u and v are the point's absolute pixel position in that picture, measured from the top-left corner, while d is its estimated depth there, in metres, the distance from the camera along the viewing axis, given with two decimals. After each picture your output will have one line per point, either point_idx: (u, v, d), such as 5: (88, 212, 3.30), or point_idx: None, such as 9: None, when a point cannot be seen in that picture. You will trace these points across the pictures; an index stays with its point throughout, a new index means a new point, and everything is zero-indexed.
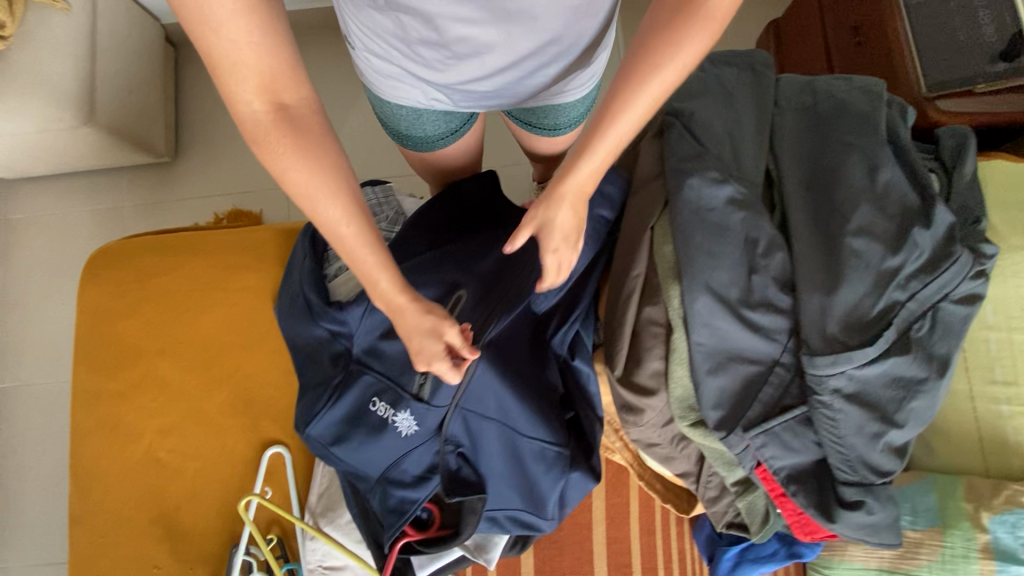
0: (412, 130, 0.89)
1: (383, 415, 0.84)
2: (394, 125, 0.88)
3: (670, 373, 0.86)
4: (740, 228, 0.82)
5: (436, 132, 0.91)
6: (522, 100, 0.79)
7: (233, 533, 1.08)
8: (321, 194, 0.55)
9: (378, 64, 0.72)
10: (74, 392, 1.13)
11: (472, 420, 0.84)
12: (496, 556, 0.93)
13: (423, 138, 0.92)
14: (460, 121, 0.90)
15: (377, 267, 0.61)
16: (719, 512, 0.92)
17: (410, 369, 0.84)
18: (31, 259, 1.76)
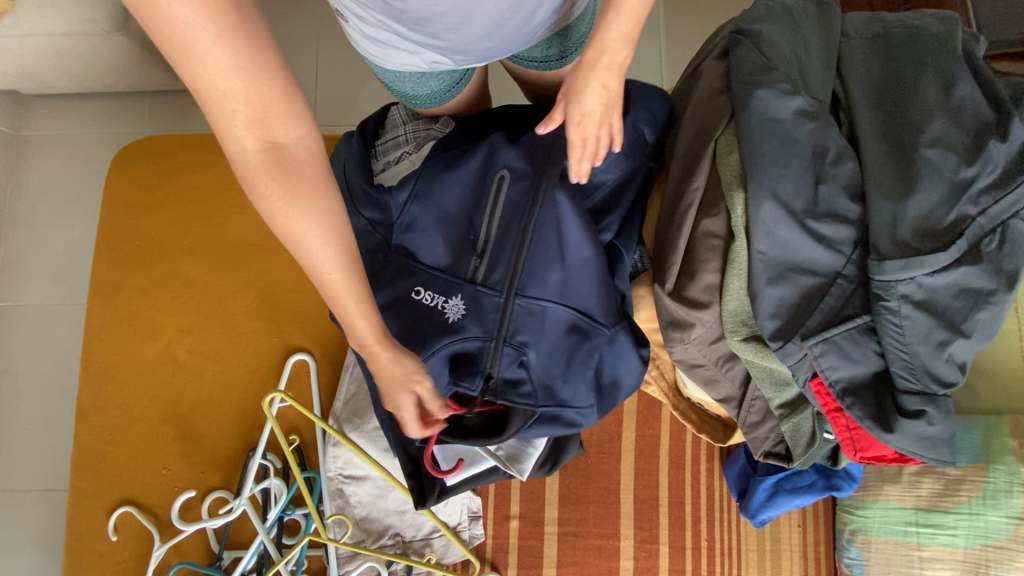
0: (419, 90, 0.86)
1: (430, 302, 0.84)
2: (400, 88, 0.86)
3: (725, 285, 0.84)
4: (809, 139, 0.80)
5: (443, 87, 0.86)
6: (525, 47, 0.77)
7: (249, 440, 1.05)
8: (310, 241, 0.56)
9: (373, 34, 0.71)
10: (93, 284, 1.09)
11: (526, 307, 0.83)
12: (528, 468, 0.91)
13: (431, 95, 0.88)
14: (463, 70, 0.85)
15: (360, 315, 0.62)
16: (759, 439, 0.90)
17: (462, 257, 0.85)
18: (42, 179, 1.70)
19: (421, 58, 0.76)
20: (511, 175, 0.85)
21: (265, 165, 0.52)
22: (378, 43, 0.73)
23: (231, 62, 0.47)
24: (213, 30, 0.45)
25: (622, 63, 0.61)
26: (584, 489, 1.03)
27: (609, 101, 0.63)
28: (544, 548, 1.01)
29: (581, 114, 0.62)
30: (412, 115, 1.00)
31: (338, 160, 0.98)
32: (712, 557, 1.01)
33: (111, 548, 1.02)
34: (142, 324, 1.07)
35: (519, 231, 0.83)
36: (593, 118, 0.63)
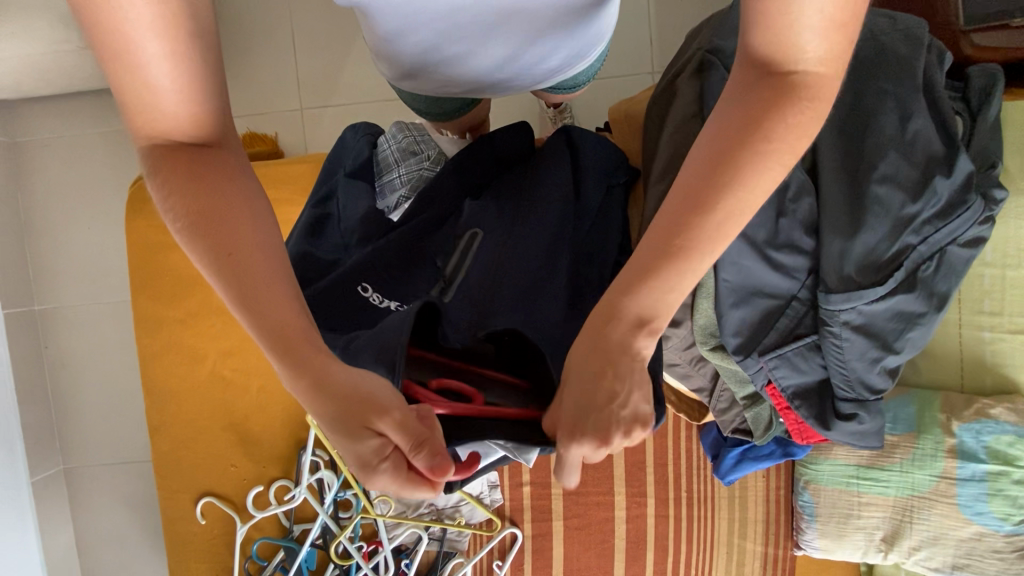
0: (432, 108, 0.97)
1: (377, 304, 0.76)
2: (416, 104, 0.96)
3: (696, 306, 0.94)
4: None
5: (454, 107, 0.97)
6: (535, 80, 0.86)
7: (299, 438, 1.24)
8: (207, 212, 0.52)
9: (407, 72, 0.83)
10: (135, 317, 1.21)
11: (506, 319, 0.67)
12: None
13: (443, 113, 0.99)
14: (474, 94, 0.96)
15: (256, 289, 0.52)
16: (727, 420, 1.06)
17: (426, 268, 0.79)
18: (48, 185, 1.77)
19: (446, 88, 0.87)
20: (485, 234, 0.77)
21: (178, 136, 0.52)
22: (413, 79, 0.84)
23: (172, 79, 0.49)
24: (162, 48, 0.48)
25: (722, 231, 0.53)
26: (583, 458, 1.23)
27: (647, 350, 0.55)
28: (552, 504, 1.23)
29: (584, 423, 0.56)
30: (402, 154, 1.01)
31: (336, 192, 1.00)
32: (690, 503, 1.23)
33: (202, 529, 1.25)
34: (187, 349, 1.22)
35: (496, 265, 0.73)
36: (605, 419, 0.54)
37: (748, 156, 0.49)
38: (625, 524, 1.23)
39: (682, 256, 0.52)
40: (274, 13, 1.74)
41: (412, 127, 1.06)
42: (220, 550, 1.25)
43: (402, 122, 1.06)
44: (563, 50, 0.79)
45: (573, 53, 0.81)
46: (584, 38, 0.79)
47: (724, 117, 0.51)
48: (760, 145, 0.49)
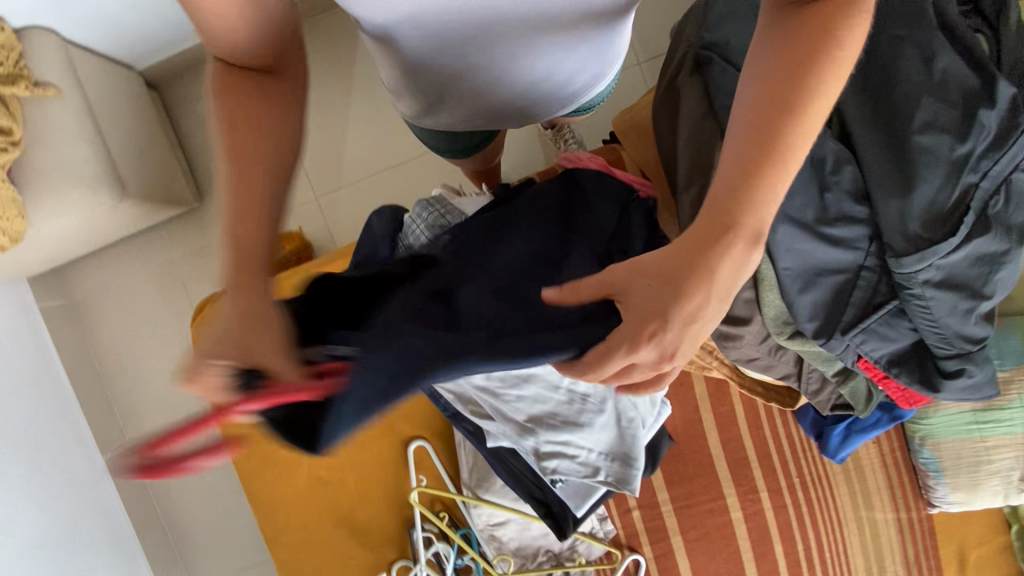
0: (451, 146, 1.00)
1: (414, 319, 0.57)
2: (436, 144, 0.99)
3: (761, 299, 0.93)
4: (804, 150, 0.85)
5: (472, 142, 1.00)
6: (556, 93, 0.83)
7: (406, 517, 1.26)
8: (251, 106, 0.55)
9: (425, 99, 0.81)
10: (227, 441, 1.27)
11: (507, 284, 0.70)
12: (637, 484, 1.07)
13: (462, 150, 1.02)
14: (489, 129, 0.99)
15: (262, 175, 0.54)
16: (823, 400, 1.03)
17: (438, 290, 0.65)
18: (112, 331, 1.89)
19: (461, 112, 0.85)
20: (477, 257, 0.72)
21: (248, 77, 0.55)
22: (428, 104, 0.82)
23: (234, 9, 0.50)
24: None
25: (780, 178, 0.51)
26: (684, 469, 1.21)
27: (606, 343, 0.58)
28: (665, 522, 1.22)
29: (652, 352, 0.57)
30: (433, 231, 1.03)
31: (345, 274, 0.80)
32: (806, 487, 1.19)
33: None
34: (280, 459, 1.26)
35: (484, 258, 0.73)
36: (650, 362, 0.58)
37: (807, 84, 0.48)
38: (744, 524, 1.20)
39: (757, 194, 0.51)
40: None
41: (435, 200, 1.08)
42: None
43: (429, 196, 1.08)
44: (587, 68, 0.79)
45: (593, 70, 0.81)
46: (601, 51, 0.77)
47: (771, 55, 0.49)
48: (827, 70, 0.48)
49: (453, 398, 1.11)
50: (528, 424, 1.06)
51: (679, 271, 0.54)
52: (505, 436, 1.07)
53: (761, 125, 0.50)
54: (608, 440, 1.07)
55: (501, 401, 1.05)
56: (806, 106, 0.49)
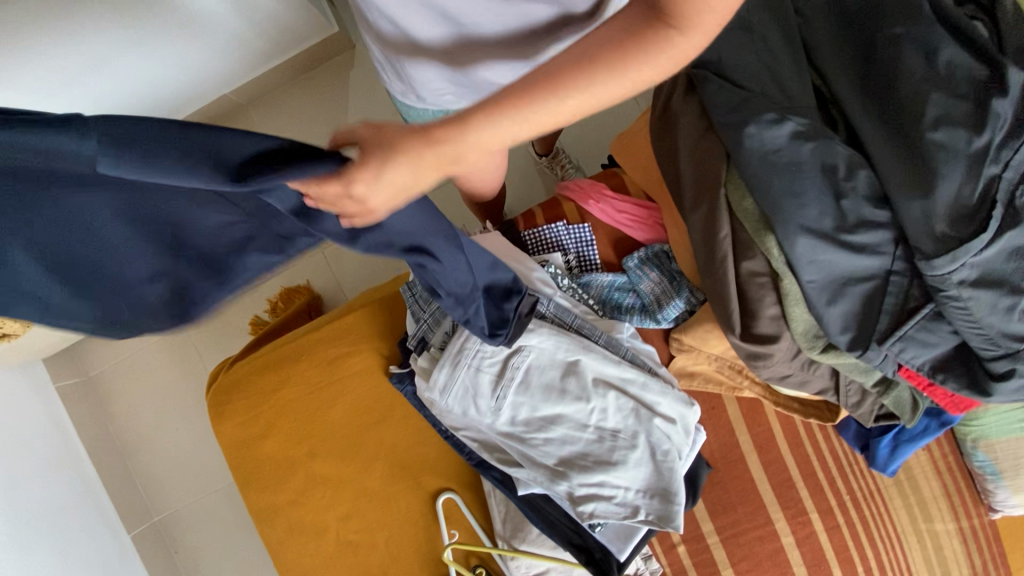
0: None
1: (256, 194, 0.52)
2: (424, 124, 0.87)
3: (788, 314, 0.89)
4: (813, 159, 0.82)
5: None
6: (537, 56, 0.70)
7: None
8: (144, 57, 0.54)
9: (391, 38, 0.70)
10: (250, 512, 1.22)
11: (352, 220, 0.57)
12: (680, 520, 1.02)
13: None
14: None
15: None
16: (865, 413, 0.98)
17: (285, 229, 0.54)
18: (133, 403, 1.91)
19: (428, 72, 0.73)
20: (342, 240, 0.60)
21: None
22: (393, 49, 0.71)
23: None
24: None
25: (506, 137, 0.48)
26: (726, 496, 1.15)
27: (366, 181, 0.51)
28: (714, 556, 1.16)
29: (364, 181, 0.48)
30: None
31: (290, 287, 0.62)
32: (858, 504, 1.13)
33: None
34: (307, 525, 1.22)
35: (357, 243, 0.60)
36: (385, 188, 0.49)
37: (601, 72, 0.45)
38: (798, 549, 1.14)
39: (480, 128, 0.47)
40: None
41: None
42: None
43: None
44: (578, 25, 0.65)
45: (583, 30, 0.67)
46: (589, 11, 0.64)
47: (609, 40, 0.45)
48: (618, 70, 0.45)
49: (479, 446, 1.07)
50: (560, 468, 1.02)
51: (399, 132, 0.48)
52: (537, 482, 1.03)
53: (545, 75, 0.46)
54: (645, 477, 1.02)
55: (530, 445, 1.02)
56: (579, 85, 0.45)
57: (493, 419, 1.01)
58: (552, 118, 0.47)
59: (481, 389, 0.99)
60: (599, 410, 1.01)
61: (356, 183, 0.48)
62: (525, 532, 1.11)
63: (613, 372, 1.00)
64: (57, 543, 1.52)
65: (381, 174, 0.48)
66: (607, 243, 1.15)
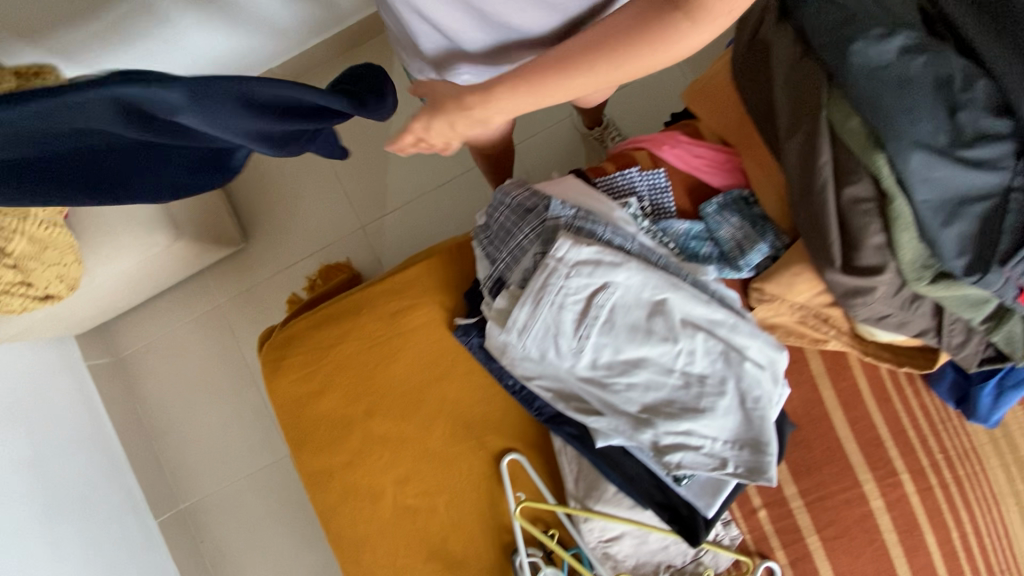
0: None
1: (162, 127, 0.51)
2: None
3: (895, 242, 0.85)
4: (925, 73, 0.80)
5: None
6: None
7: (505, 542, 1.13)
8: None
9: None
10: (303, 474, 1.16)
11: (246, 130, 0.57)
12: (773, 473, 0.95)
13: None
14: None
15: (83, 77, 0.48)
16: (970, 355, 0.93)
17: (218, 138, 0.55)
18: (161, 385, 1.83)
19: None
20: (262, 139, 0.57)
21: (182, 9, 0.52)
22: None
23: None
24: None
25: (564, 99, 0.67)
26: (810, 457, 1.09)
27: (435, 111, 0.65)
28: (798, 521, 1.08)
29: (429, 127, 0.73)
30: (522, 214, 0.98)
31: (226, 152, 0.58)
32: (952, 464, 1.07)
33: None
34: (364, 489, 1.15)
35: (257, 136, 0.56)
36: (446, 138, 0.75)
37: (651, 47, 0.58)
38: (889, 514, 1.06)
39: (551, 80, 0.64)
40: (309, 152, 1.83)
41: (518, 183, 1.02)
42: None
43: (523, 181, 1.02)
44: None
45: None
46: None
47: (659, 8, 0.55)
48: (654, 47, 0.58)
49: (554, 396, 1.01)
50: (644, 415, 0.96)
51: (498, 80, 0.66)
52: (618, 432, 0.97)
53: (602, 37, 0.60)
54: (734, 426, 0.96)
55: (611, 391, 0.96)
56: (628, 55, 0.59)
57: (574, 361, 0.96)
58: (565, 89, 0.65)
59: (563, 327, 0.95)
60: (685, 352, 0.95)
61: (426, 133, 0.74)
62: (600, 491, 1.04)
63: (702, 313, 0.95)
64: (86, 534, 1.48)
65: (444, 125, 0.73)
66: (681, 189, 1.11)
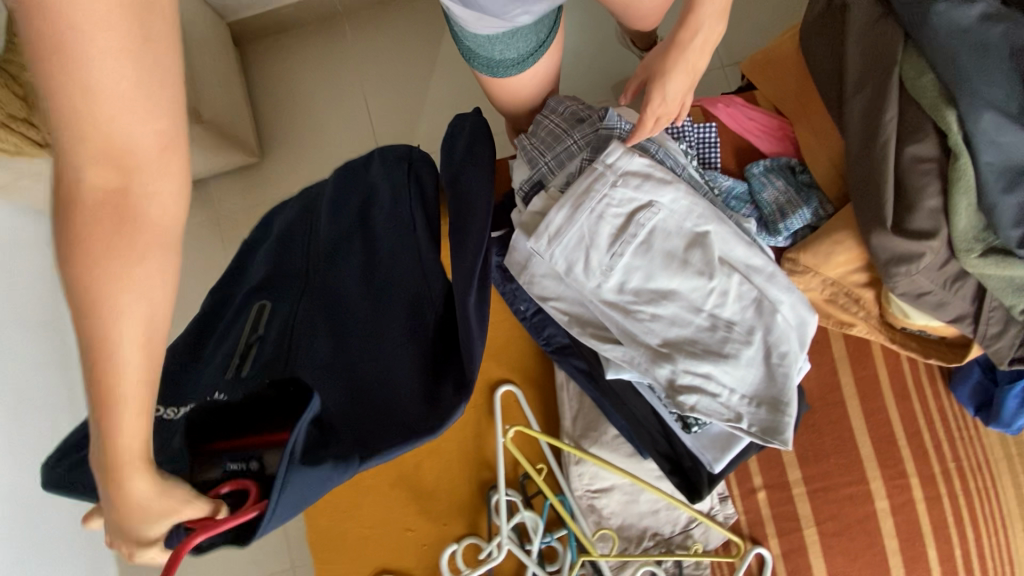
0: (504, 54, 0.95)
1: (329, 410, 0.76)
2: (488, 53, 0.95)
3: (951, 206, 0.83)
4: (1006, 40, 0.79)
5: (527, 50, 0.96)
6: None
7: (483, 480, 1.04)
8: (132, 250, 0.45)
9: None
10: None
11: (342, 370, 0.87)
12: (790, 437, 0.89)
13: (515, 60, 0.98)
14: (543, 35, 0.96)
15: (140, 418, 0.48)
16: (1004, 348, 0.90)
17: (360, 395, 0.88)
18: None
19: None
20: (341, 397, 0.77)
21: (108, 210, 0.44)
22: None
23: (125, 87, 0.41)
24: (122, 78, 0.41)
25: (695, 66, 0.78)
26: (820, 443, 1.03)
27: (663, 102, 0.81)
28: (797, 509, 1.02)
29: (665, 92, 0.80)
30: (573, 123, 0.95)
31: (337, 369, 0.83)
32: (964, 476, 1.01)
33: None
34: None
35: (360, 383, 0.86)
36: (672, 100, 0.82)
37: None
38: (892, 518, 1.00)
39: (675, 58, 0.77)
40: (345, 84, 1.77)
41: (571, 98, 1.00)
42: None
43: (575, 97, 0.99)
44: None
45: None
46: None
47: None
48: None
49: (570, 320, 0.95)
50: (663, 349, 0.90)
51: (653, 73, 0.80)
52: (632, 364, 0.91)
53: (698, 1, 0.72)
54: (754, 381, 0.90)
55: (633, 319, 0.91)
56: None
57: (601, 281, 0.90)
58: (694, 51, 0.76)
59: (597, 241, 0.89)
60: (717, 292, 0.90)
61: (653, 103, 0.82)
62: (598, 432, 0.98)
63: (741, 256, 0.92)
64: None
65: (681, 75, 0.79)
66: (728, 149, 1.11)
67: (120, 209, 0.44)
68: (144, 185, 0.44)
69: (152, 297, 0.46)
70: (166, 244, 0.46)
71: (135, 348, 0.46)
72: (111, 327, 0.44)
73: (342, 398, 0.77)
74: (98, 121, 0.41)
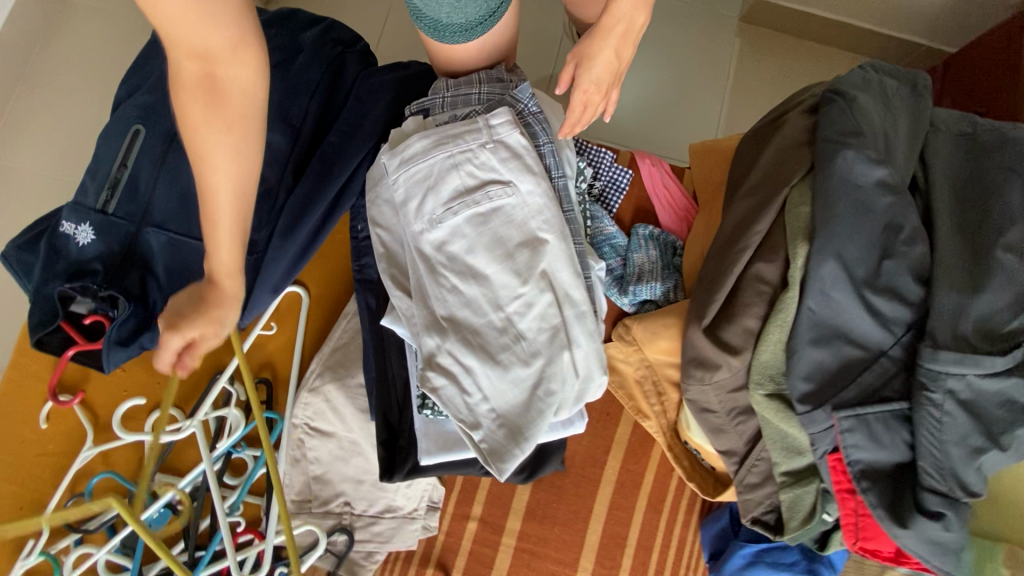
0: (450, 17, 0.76)
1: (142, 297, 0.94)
2: (431, 13, 0.75)
3: (763, 334, 0.80)
4: (885, 212, 0.77)
5: (475, 16, 0.77)
6: None
7: (219, 364, 0.97)
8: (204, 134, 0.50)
9: None
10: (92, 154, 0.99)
11: (161, 237, 0.95)
12: (510, 470, 0.84)
13: (462, 27, 0.79)
14: (496, 5, 0.77)
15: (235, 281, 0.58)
16: (752, 502, 0.86)
17: (167, 268, 0.95)
18: (77, 32, 1.30)
19: None
20: (164, 255, 0.95)
21: (191, 91, 0.48)
22: None
23: None
24: None
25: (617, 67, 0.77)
26: (553, 507, 0.97)
27: (588, 100, 0.80)
28: (496, 559, 0.94)
29: (591, 77, 0.77)
30: (489, 78, 0.92)
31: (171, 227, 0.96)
32: None
33: (34, 436, 0.93)
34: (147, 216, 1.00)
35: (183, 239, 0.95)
36: (597, 87, 0.78)
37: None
38: None
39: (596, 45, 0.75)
40: None
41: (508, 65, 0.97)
42: (43, 473, 0.92)
43: (512, 65, 0.97)
44: None
45: None
46: None
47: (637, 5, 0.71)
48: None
49: (382, 254, 0.90)
50: (442, 322, 0.85)
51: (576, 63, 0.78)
52: (408, 321, 0.87)
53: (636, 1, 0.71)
54: (512, 401, 0.84)
55: (434, 278, 0.85)
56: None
57: (422, 228, 0.86)
58: (621, 47, 0.75)
59: (440, 187, 0.85)
60: (524, 300, 0.85)
61: (578, 85, 0.78)
62: (348, 375, 0.93)
63: (566, 280, 0.86)
64: None
65: (597, 66, 0.76)
66: (631, 201, 1.08)
67: (203, 90, 0.48)
68: (226, 69, 0.48)
69: (239, 159, 0.52)
70: (250, 118, 0.51)
71: (232, 203, 0.53)
72: (208, 181, 0.51)
73: (170, 256, 0.95)
74: (170, 29, 0.44)
